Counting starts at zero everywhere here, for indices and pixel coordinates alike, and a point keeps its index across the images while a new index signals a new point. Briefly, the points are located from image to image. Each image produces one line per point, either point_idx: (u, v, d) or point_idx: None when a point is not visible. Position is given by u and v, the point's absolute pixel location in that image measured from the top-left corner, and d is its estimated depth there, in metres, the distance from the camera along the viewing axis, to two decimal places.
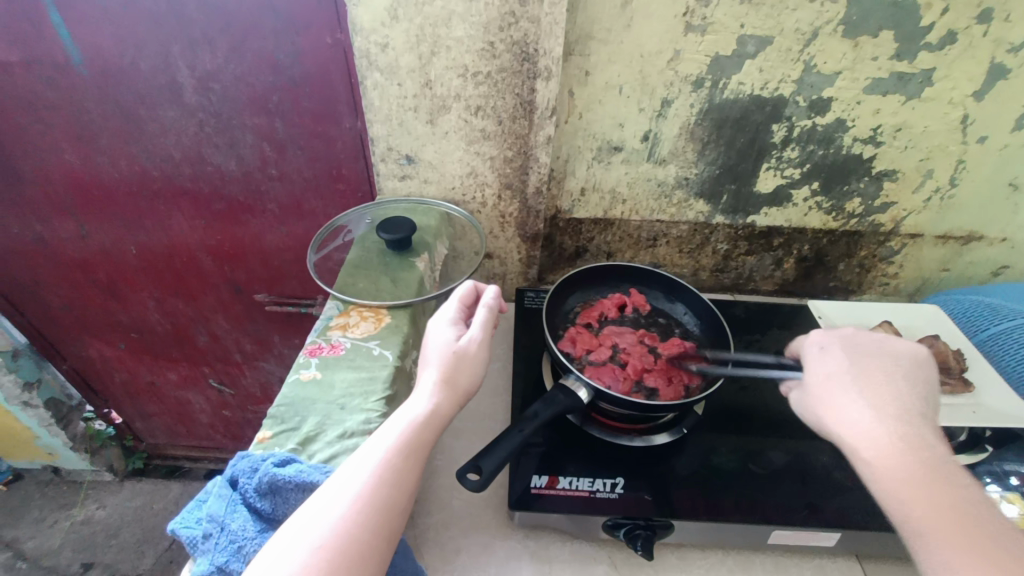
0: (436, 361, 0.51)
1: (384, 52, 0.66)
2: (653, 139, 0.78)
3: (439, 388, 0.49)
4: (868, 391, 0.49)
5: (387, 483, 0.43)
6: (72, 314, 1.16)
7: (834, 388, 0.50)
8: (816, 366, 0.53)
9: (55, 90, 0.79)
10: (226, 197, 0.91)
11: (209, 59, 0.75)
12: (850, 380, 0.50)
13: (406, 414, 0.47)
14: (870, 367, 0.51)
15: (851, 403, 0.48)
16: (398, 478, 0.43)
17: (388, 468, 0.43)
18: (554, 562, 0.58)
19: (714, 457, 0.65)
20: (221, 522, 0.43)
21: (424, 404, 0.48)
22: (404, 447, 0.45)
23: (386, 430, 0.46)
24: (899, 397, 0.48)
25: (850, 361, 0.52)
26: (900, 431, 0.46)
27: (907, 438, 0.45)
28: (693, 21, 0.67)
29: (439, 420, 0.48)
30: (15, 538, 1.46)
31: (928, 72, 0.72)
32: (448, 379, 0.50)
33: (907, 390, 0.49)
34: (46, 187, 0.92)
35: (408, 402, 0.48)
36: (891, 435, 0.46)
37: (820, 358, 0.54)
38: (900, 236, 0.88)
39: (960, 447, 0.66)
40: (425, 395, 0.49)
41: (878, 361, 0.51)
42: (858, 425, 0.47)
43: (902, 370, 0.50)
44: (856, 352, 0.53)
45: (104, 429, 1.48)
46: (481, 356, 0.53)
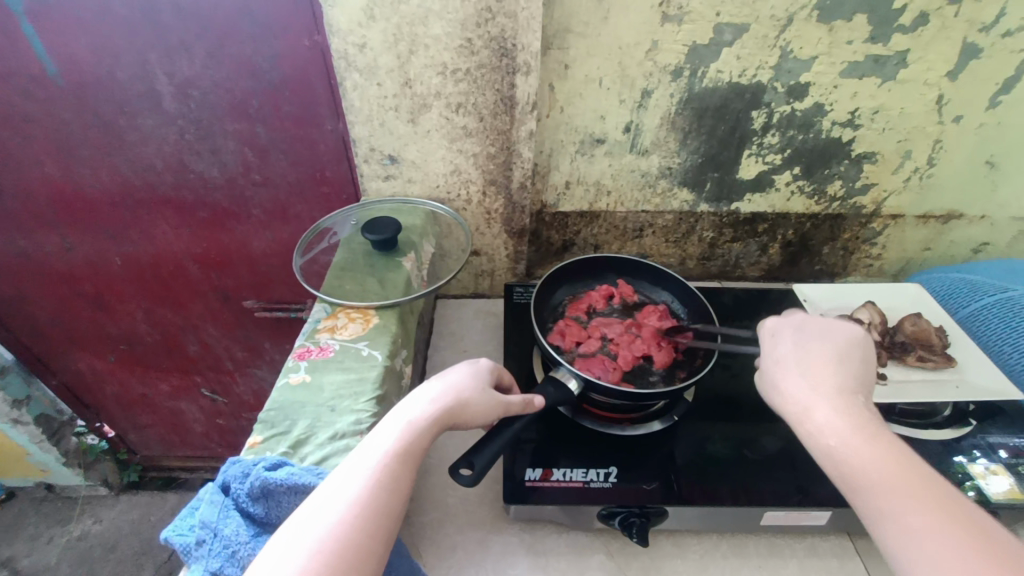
0: (446, 379, 0.52)
1: (362, 53, 0.66)
2: (635, 130, 0.78)
3: (443, 400, 0.50)
4: (814, 374, 0.49)
5: (385, 486, 0.43)
6: (59, 329, 1.15)
7: (784, 373, 0.51)
8: (766, 353, 0.54)
9: (29, 103, 0.78)
10: (209, 205, 0.91)
11: (185, 66, 0.74)
12: (798, 365, 0.51)
13: (403, 420, 0.48)
14: (814, 350, 0.51)
15: (800, 388, 0.49)
16: (395, 482, 0.44)
17: (385, 472, 0.44)
18: (550, 554, 0.59)
19: (706, 444, 0.66)
20: (214, 528, 0.42)
21: (424, 410, 0.48)
22: (402, 451, 0.45)
23: (384, 434, 0.46)
24: (840, 378, 0.49)
25: (798, 346, 0.52)
26: (847, 411, 0.46)
27: (852, 417, 0.46)
28: (669, 12, 0.68)
29: (438, 427, 0.48)
30: (11, 556, 1.44)
31: (902, 55, 0.73)
32: (457, 394, 0.51)
33: (848, 370, 0.50)
34: (25, 202, 0.90)
35: (408, 405, 0.49)
36: (838, 415, 0.46)
37: (770, 344, 0.54)
38: (882, 218, 0.90)
39: (945, 423, 0.67)
40: (426, 405, 0.49)
41: (823, 343, 0.52)
42: (809, 409, 0.47)
43: (843, 351, 0.51)
44: (803, 336, 0.53)
45: (97, 443, 1.45)
46: (494, 403, 0.52)
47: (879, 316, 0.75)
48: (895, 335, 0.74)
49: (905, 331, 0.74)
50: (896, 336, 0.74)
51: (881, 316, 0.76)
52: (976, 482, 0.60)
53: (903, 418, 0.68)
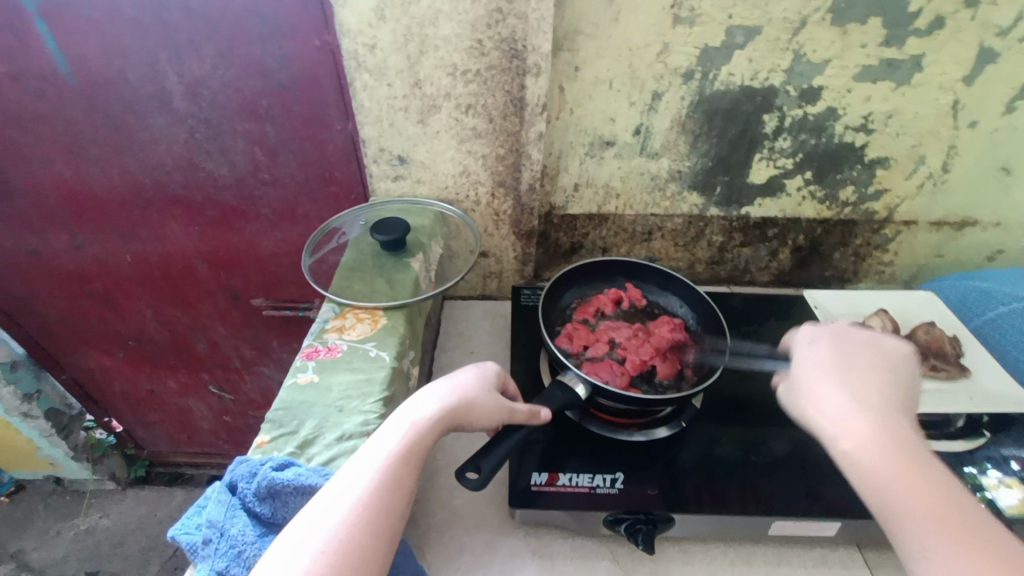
0: (454, 380, 0.52)
1: (372, 53, 0.66)
2: (645, 132, 0.78)
3: (450, 400, 0.50)
4: (854, 384, 0.49)
5: (389, 486, 0.43)
6: (68, 326, 1.16)
7: (822, 379, 0.50)
8: (804, 358, 0.53)
9: (42, 102, 0.79)
10: (219, 204, 0.91)
11: (196, 66, 0.75)
12: (837, 373, 0.50)
13: (410, 419, 0.48)
14: (856, 361, 0.51)
15: (838, 396, 0.48)
16: (399, 482, 0.43)
17: (389, 472, 0.43)
18: (555, 558, 0.58)
19: (715, 448, 0.65)
20: (221, 528, 0.43)
21: (431, 411, 0.48)
22: (407, 450, 0.45)
23: (390, 432, 0.46)
24: (882, 392, 0.48)
25: (839, 355, 0.52)
26: (882, 423, 0.46)
27: (886, 429, 0.45)
28: (680, 14, 0.67)
29: (444, 426, 0.48)
30: (19, 549, 1.45)
31: (916, 59, 0.72)
32: (464, 394, 0.51)
33: (891, 385, 0.49)
34: (37, 200, 0.91)
35: (414, 405, 0.49)
36: (874, 426, 0.45)
37: (806, 351, 0.54)
38: (895, 223, 0.89)
39: (958, 433, 0.66)
40: (434, 404, 0.49)
41: (864, 356, 0.52)
42: (842, 418, 0.47)
43: (887, 367, 0.51)
44: (844, 346, 0.53)
45: (105, 438, 1.47)
46: (501, 407, 0.52)
47: (892, 323, 0.74)
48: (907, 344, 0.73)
49: (918, 339, 0.73)
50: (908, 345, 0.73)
51: (894, 323, 0.75)
52: (987, 493, 0.60)
53: (918, 428, 0.66)
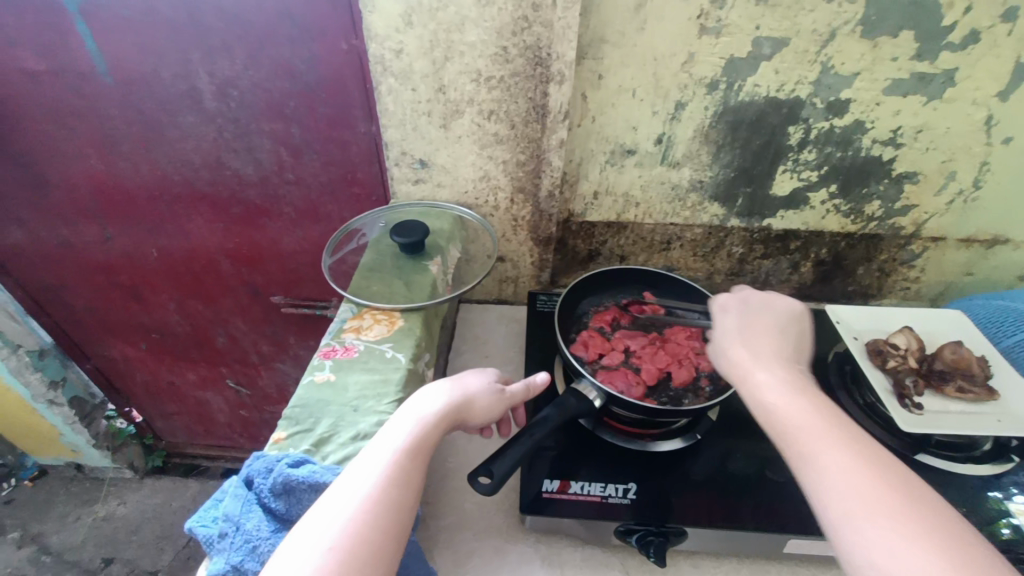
0: (456, 380, 0.53)
1: (398, 58, 0.67)
2: (667, 141, 0.78)
3: (453, 398, 0.50)
4: (756, 343, 0.54)
5: (397, 482, 0.43)
6: (95, 317, 1.19)
7: (731, 342, 0.55)
8: (717, 324, 0.58)
9: (79, 99, 0.82)
10: (244, 202, 0.93)
11: (226, 67, 0.77)
12: (740, 335, 0.55)
13: (411, 414, 0.48)
14: (757, 322, 0.57)
15: (742, 354, 0.53)
16: (407, 479, 0.44)
17: (397, 470, 0.44)
18: (566, 566, 0.58)
19: (730, 462, 0.65)
20: (237, 521, 0.43)
21: (436, 406, 0.49)
22: (414, 446, 0.46)
23: (396, 430, 0.47)
24: (776, 346, 0.54)
25: (744, 319, 0.57)
26: (783, 375, 0.51)
27: (793, 383, 0.50)
28: (707, 24, 0.67)
29: (449, 422, 0.49)
30: (39, 532, 1.50)
31: (950, 73, 0.70)
32: (467, 393, 0.51)
33: (784, 340, 0.55)
34: (71, 193, 0.94)
35: (419, 400, 0.49)
36: (778, 378, 0.50)
37: (720, 318, 0.58)
38: (922, 240, 0.87)
39: (985, 458, 0.64)
40: (436, 401, 0.50)
41: (767, 317, 0.57)
42: (750, 374, 0.52)
43: (780, 321, 0.57)
44: (748, 310, 0.58)
45: (126, 426, 1.51)
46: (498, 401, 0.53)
47: (917, 341, 0.71)
48: (933, 363, 0.70)
49: (944, 358, 0.70)
50: (933, 364, 0.70)
51: (920, 342, 0.72)
52: (1014, 519, 0.58)
53: (941, 450, 0.65)
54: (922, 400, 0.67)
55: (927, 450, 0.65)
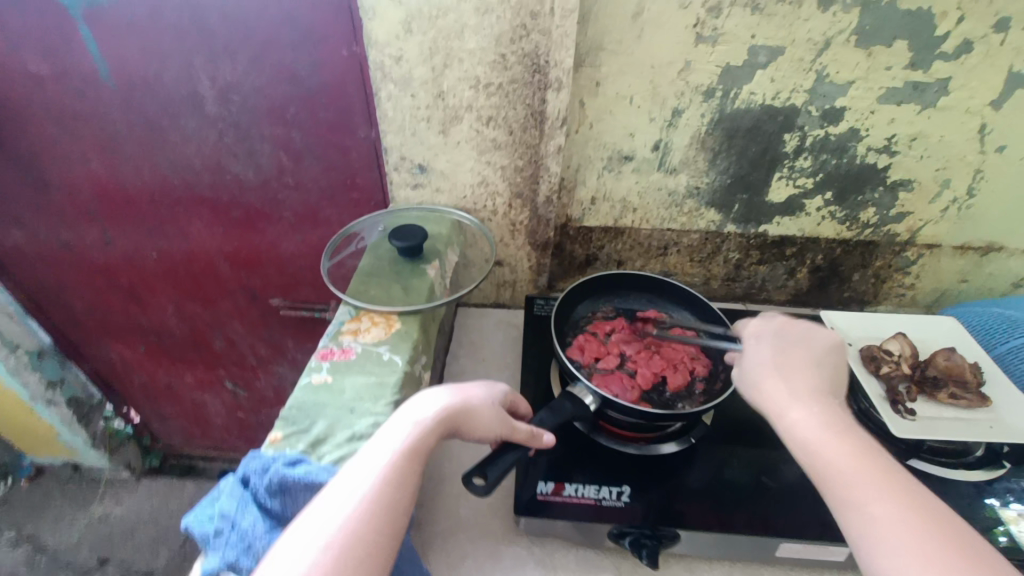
0: (457, 387, 0.53)
1: (398, 64, 0.68)
2: (664, 148, 0.78)
3: (452, 404, 0.50)
4: (794, 378, 0.52)
5: (393, 482, 0.43)
6: (95, 319, 1.20)
7: (764, 377, 0.54)
8: (750, 355, 0.57)
9: (81, 101, 0.82)
10: (244, 206, 0.94)
11: (230, 71, 0.78)
12: (777, 367, 0.54)
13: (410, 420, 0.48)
14: (795, 353, 0.55)
15: (779, 390, 0.52)
16: (403, 479, 0.44)
17: (393, 469, 0.44)
18: (560, 570, 0.58)
19: (727, 470, 0.65)
20: (232, 519, 0.42)
21: (435, 409, 0.49)
22: (409, 451, 0.46)
23: (393, 431, 0.47)
24: (815, 382, 0.52)
25: (781, 350, 0.55)
26: (823, 414, 0.49)
27: (833, 422, 0.49)
28: (703, 33, 0.68)
29: (445, 427, 0.49)
30: (36, 533, 1.49)
31: (943, 82, 0.71)
32: (466, 400, 0.51)
33: (825, 376, 0.53)
34: (73, 195, 0.95)
35: (419, 403, 0.50)
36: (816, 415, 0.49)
37: (754, 349, 0.57)
38: (917, 247, 0.88)
39: (978, 463, 0.65)
40: (437, 406, 0.50)
41: (802, 347, 0.55)
42: (786, 409, 0.51)
43: (818, 355, 0.55)
44: (785, 340, 0.56)
45: (123, 427, 1.50)
46: (498, 412, 0.52)
47: (911, 347, 0.72)
48: (925, 369, 0.70)
49: (937, 365, 0.70)
50: (926, 370, 0.70)
51: (912, 348, 0.72)
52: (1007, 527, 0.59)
53: (934, 456, 0.66)
54: (916, 407, 0.67)
55: (920, 456, 0.65)
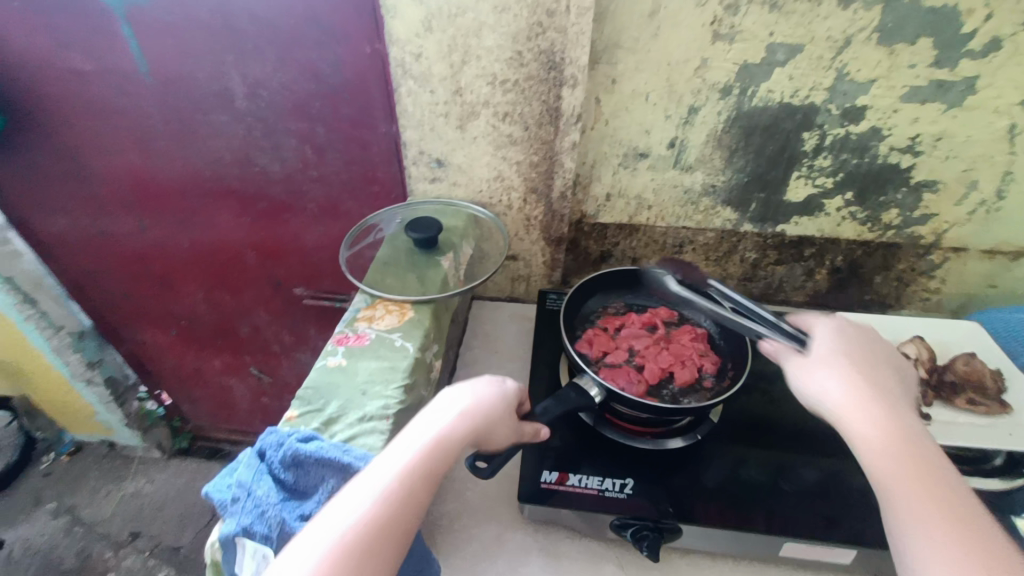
0: (474, 389, 0.50)
1: (417, 61, 0.70)
2: (680, 146, 0.79)
3: (464, 414, 0.47)
4: (871, 369, 0.49)
5: (410, 487, 0.42)
6: (130, 303, 1.26)
7: (839, 357, 0.50)
8: (821, 339, 0.53)
9: (120, 97, 0.87)
10: (270, 198, 0.98)
11: (258, 69, 0.81)
12: (850, 357, 0.50)
13: (425, 431, 0.45)
14: (873, 352, 0.51)
15: (853, 379, 0.48)
16: (418, 484, 0.42)
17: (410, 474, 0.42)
18: (562, 557, 0.59)
19: (742, 469, 0.65)
20: (248, 488, 0.45)
21: (454, 416, 0.47)
22: (432, 454, 0.44)
23: (412, 435, 0.45)
24: (893, 387, 0.48)
25: (862, 347, 0.52)
26: (895, 417, 0.45)
27: (906, 430, 0.45)
28: (720, 30, 0.68)
29: (464, 433, 0.46)
30: (73, 504, 1.58)
31: (970, 81, 0.69)
32: (480, 403, 0.49)
33: (900, 384, 0.50)
34: (112, 185, 1.00)
35: (438, 406, 0.47)
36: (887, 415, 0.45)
37: (828, 336, 0.53)
38: (942, 250, 0.86)
39: (995, 472, 0.63)
40: (450, 416, 0.47)
41: (880, 345, 0.53)
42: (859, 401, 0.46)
43: (896, 364, 0.52)
44: (867, 335, 0.53)
45: (155, 408, 1.58)
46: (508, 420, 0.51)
47: (928, 352, 0.70)
48: (943, 373, 0.70)
49: (956, 369, 0.69)
50: (944, 375, 0.69)
51: (930, 352, 0.71)
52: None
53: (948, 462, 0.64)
54: (931, 411, 0.66)
55: None
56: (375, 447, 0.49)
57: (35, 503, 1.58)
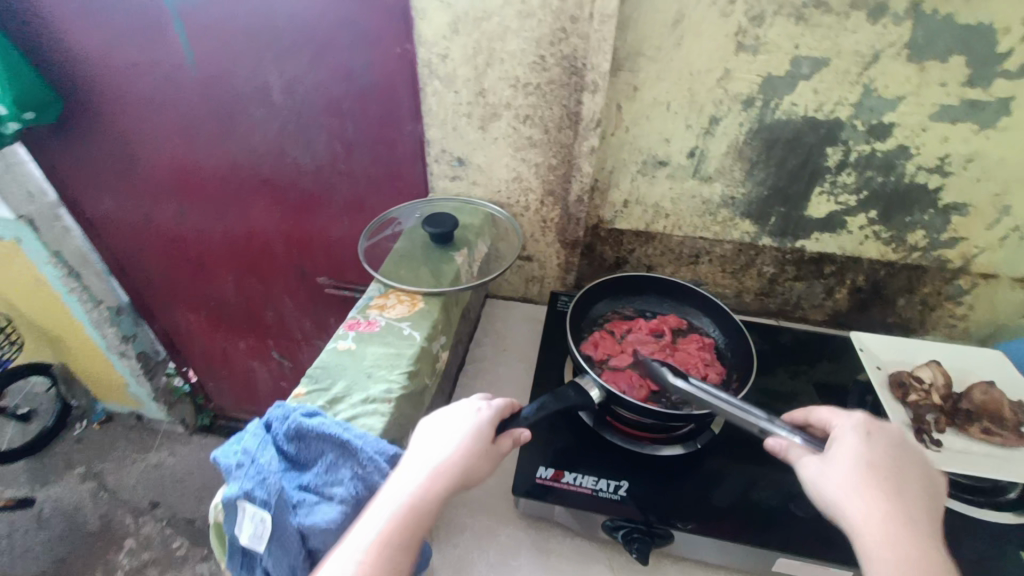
0: (471, 417, 0.50)
1: (444, 63, 0.72)
2: (699, 155, 0.79)
3: (440, 468, 0.46)
4: (899, 496, 0.43)
5: (411, 521, 0.43)
6: (165, 283, 1.33)
7: (862, 475, 0.45)
8: (847, 448, 0.47)
9: (169, 88, 0.92)
10: (301, 188, 1.02)
11: (295, 65, 0.85)
12: (879, 476, 0.45)
13: (396, 491, 0.44)
14: (905, 471, 0.46)
15: (880, 507, 0.43)
16: (420, 517, 0.43)
17: (412, 508, 0.43)
18: (553, 553, 0.60)
19: (754, 491, 0.63)
20: (253, 455, 0.47)
21: (451, 448, 0.47)
22: (431, 486, 0.44)
23: (413, 466, 0.46)
24: (927, 517, 0.43)
25: (895, 459, 0.46)
26: (924, 555, 0.40)
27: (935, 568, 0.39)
28: (745, 42, 0.68)
29: (462, 463, 0.47)
30: (100, 471, 1.66)
31: (1004, 101, 0.68)
32: (476, 430, 0.49)
33: (931, 510, 0.44)
34: (156, 170, 1.06)
35: (437, 440, 0.48)
36: (917, 553, 0.40)
37: (855, 446, 0.47)
38: (971, 275, 0.83)
39: (1008, 505, 0.60)
40: (425, 470, 0.45)
41: (914, 469, 0.46)
42: (882, 532, 0.41)
43: (928, 487, 0.46)
44: (896, 449, 0.47)
45: (182, 385, 1.65)
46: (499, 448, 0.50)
47: (943, 376, 0.69)
48: (958, 401, 0.68)
49: (973, 399, 0.67)
50: (959, 403, 0.67)
51: (946, 377, 0.69)
52: None
53: (958, 492, 0.62)
54: (943, 438, 0.64)
55: None
56: (374, 428, 0.50)
57: (66, 466, 1.67)
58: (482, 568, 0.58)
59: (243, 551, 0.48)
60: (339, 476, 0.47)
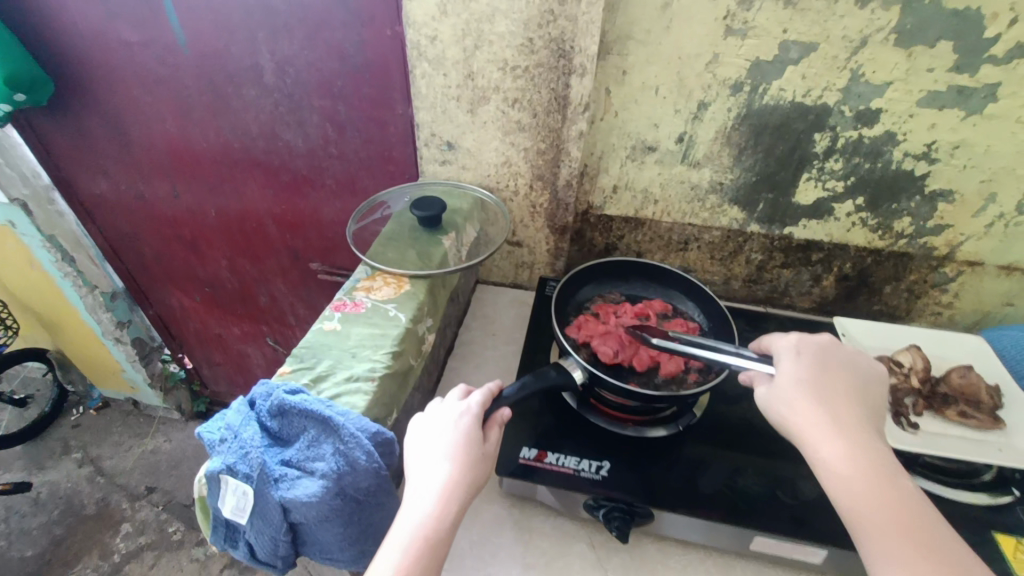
0: (458, 427, 0.50)
1: (433, 44, 0.72)
2: (688, 141, 0.79)
3: (445, 489, 0.47)
4: (833, 402, 0.50)
5: (428, 550, 0.44)
6: (160, 267, 1.33)
7: (801, 394, 0.50)
8: (784, 370, 0.53)
9: (161, 68, 0.92)
10: (293, 171, 1.02)
11: (286, 47, 0.84)
12: (813, 389, 0.51)
13: (408, 522, 0.46)
14: (835, 376, 0.52)
15: (819, 415, 0.49)
16: (436, 544, 0.45)
17: (426, 538, 0.45)
18: (535, 532, 0.62)
19: (740, 478, 0.63)
20: (235, 430, 0.48)
21: (448, 468, 0.48)
22: (440, 512, 0.46)
23: (418, 495, 0.47)
24: (857, 412, 0.50)
25: (821, 371, 0.52)
26: (859, 447, 0.47)
27: (864, 447, 0.47)
28: (734, 25, 0.67)
29: (465, 484, 0.48)
30: (97, 455, 1.68)
31: (992, 87, 0.67)
32: (467, 442, 0.50)
33: (862, 404, 0.51)
34: (149, 152, 1.06)
35: (432, 464, 0.48)
36: (849, 441, 0.48)
37: (789, 364, 0.53)
38: (956, 263, 0.84)
39: (981, 486, 0.62)
40: (430, 494, 0.47)
41: (841, 372, 0.53)
42: (823, 436, 0.48)
43: (859, 387, 0.52)
44: (825, 362, 0.53)
45: (177, 371, 1.66)
46: (492, 452, 0.51)
47: (924, 361, 0.70)
48: (937, 385, 0.69)
49: (951, 382, 0.68)
50: (938, 388, 0.68)
51: (926, 362, 0.70)
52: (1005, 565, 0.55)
53: (936, 474, 0.63)
54: (922, 421, 0.65)
55: (917, 471, 0.63)
56: (358, 405, 0.51)
57: (63, 451, 1.68)
58: (464, 546, 0.59)
59: (226, 524, 0.50)
60: (321, 452, 0.47)
